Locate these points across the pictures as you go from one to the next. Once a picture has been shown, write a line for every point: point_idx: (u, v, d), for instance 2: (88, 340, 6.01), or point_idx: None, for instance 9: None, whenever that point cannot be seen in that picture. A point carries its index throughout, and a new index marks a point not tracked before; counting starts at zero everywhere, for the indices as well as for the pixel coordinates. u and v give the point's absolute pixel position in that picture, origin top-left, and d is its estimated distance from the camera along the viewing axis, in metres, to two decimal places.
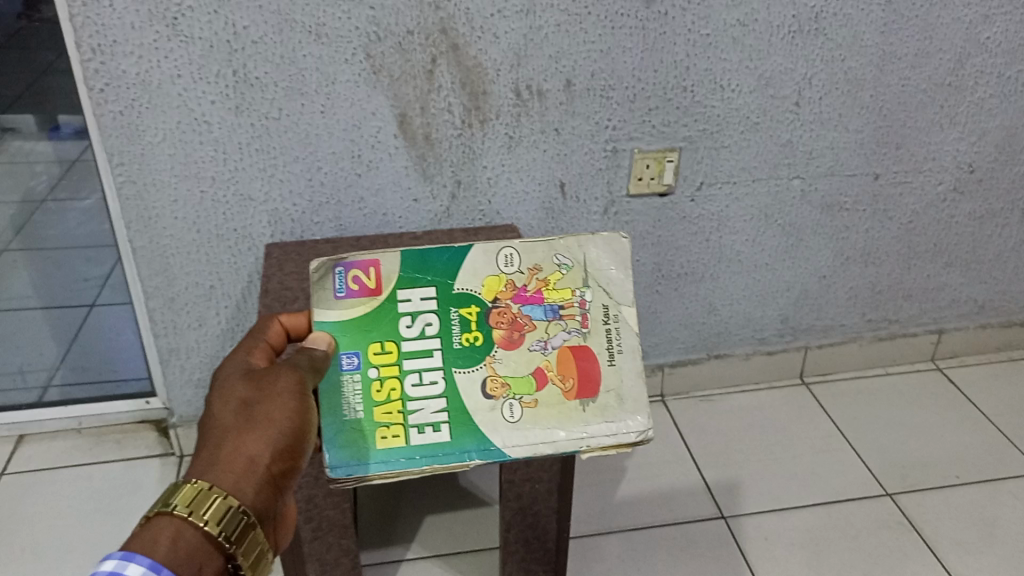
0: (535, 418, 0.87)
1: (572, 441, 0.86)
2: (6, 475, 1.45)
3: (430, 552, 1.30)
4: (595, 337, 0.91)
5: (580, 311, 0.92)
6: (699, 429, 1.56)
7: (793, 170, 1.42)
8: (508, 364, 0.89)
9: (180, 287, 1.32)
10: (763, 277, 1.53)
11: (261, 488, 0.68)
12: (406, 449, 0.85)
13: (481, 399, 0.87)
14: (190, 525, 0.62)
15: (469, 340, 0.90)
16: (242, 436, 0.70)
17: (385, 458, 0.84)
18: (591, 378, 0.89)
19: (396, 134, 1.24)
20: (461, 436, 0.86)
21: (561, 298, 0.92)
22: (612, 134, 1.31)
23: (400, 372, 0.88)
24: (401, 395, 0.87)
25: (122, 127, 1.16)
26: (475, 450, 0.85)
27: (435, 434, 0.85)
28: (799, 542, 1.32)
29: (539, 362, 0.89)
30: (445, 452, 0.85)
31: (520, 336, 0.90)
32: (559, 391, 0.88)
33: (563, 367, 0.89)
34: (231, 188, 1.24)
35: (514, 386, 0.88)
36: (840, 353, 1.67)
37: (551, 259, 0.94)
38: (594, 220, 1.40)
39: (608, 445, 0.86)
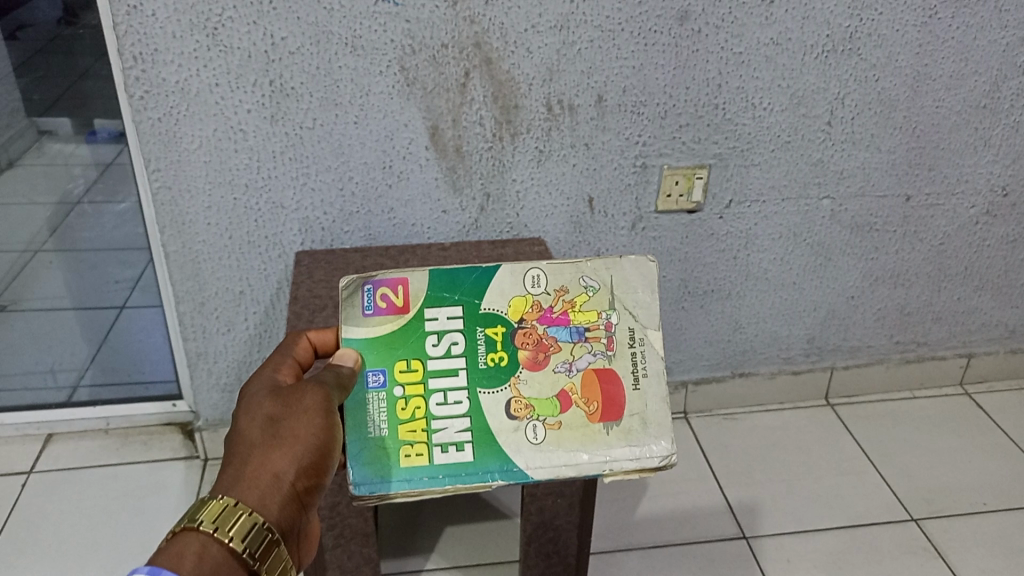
0: (559, 441, 0.87)
1: (594, 464, 0.87)
2: (35, 474, 1.47)
3: (450, 562, 1.31)
4: (621, 360, 0.91)
5: (606, 334, 0.92)
6: (722, 448, 1.55)
7: (823, 189, 1.41)
8: (533, 385, 0.90)
9: (211, 292, 1.34)
10: (790, 295, 1.53)
11: (286, 504, 0.69)
12: (429, 467, 0.86)
13: (505, 420, 0.88)
14: (216, 541, 0.63)
15: (494, 361, 0.90)
16: (268, 451, 0.71)
17: (409, 477, 0.85)
18: (615, 402, 0.89)
19: (427, 146, 1.25)
20: (483, 455, 0.86)
21: (587, 320, 0.92)
22: (641, 150, 1.32)
23: (425, 391, 0.89)
24: (426, 413, 0.88)
25: (160, 134, 1.18)
26: (498, 470, 0.86)
27: (458, 454, 0.86)
28: (822, 565, 1.31)
29: (563, 384, 0.89)
30: (467, 472, 0.85)
31: (545, 357, 0.90)
32: (583, 414, 0.88)
33: (588, 391, 0.89)
34: (264, 195, 1.26)
35: (538, 407, 0.88)
36: (867, 374, 1.66)
37: (578, 280, 0.93)
38: (621, 235, 1.40)
39: (630, 469, 0.87)
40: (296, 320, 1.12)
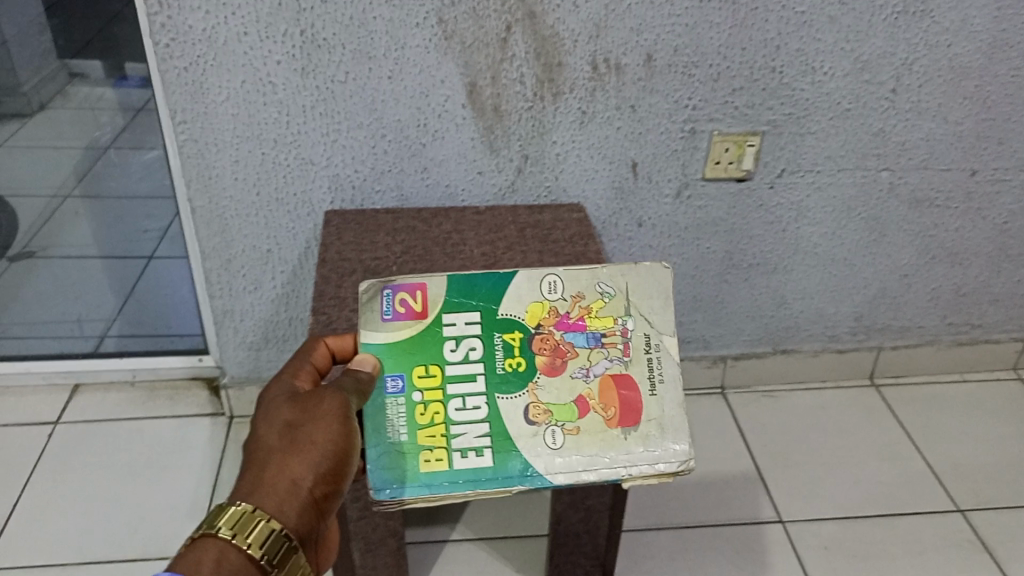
0: (577, 445, 0.83)
1: (613, 469, 0.82)
2: (61, 424, 1.46)
3: (476, 534, 1.28)
4: (637, 366, 0.87)
5: (623, 340, 0.88)
6: (760, 427, 1.49)
7: (883, 161, 1.33)
8: (551, 391, 0.85)
9: (238, 250, 1.30)
10: (839, 272, 1.45)
11: (305, 511, 0.65)
12: (448, 473, 0.81)
13: (523, 425, 0.83)
14: (234, 548, 0.61)
15: (512, 366, 0.86)
16: (286, 458, 0.67)
17: (429, 482, 0.81)
18: (633, 407, 0.85)
19: (463, 105, 1.19)
20: (504, 457, 0.82)
21: (604, 326, 0.88)
22: (691, 114, 1.24)
23: (444, 396, 0.84)
24: (445, 418, 0.84)
25: (186, 84, 1.13)
26: (519, 475, 0.81)
27: (478, 459, 0.82)
28: (860, 554, 1.26)
29: (581, 389, 0.85)
30: (488, 477, 0.81)
31: (563, 363, 0.86)
32: (601, 419, 0.84)
33: (606, 396, 0.85)
34: (293, 151, 1.21)
35: (556, 412, 0.84)
36: (916, 356, 1.58)
37: (595, 286, 0.90)
38: (665, 203, 1.33)
39: (649, 475, 0.83)
40: (324, 285, 1.08)
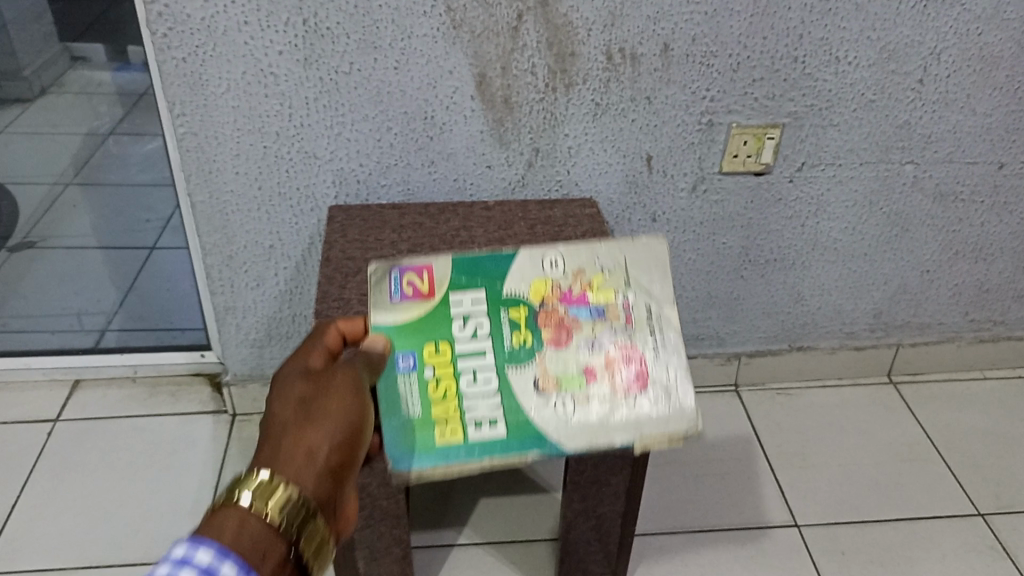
0: (587, 412, 0.81)
1: (625, 432, 0.80)
2: (60, 423, 1.42)
3: (483, 538, 1.25)
4: (641, 336, 0.84)
5: (623, 307, 0.85)
6: (775, 426, 1.46)
7: (907, 154, 1.28)
8: (557, 363, 0.83)
9: (239, 245, 1.26)
10: (859, 267, 1.41)
11: (321, 480, 0.62)
12: (464, 444, 0.79)
13: (532, 395, 0.81)
14: (254, 513, 0.57)
15: (520, 341, 0.83)
16: (301, 429, 0.64)
17: (445, 453, 0.78)
18: (639, 374, 0.82)
19: (472, 96, 1.15)
20: (522, 421, 0.80)
21: (606, 298, 0.85)
22: (708, 106, 1.19)
23: (455, 372, 0.82)
24: (458, 392, 0.81)
25: (185, 76, 1.09)
26: (534, 442, 0.79)
27: (492, 429, 0.80)
28: (879, 560, 1.23)
29: (586, 361, 0.83)
30: (504, 446, 0.79)
31: (567, 336, 0.84)
32: (610, 386, 0.82)
33: (612, 365, 0.83)
34: (295, 144, 1.17)
35: (564, 382, 0.82)
36: (936, 353, 1.54)
37: (594, 259, 0.86)
38: (680, 197, 1.28)
39: (665, 438, 0.81)
40: (328, 285, 1.04)
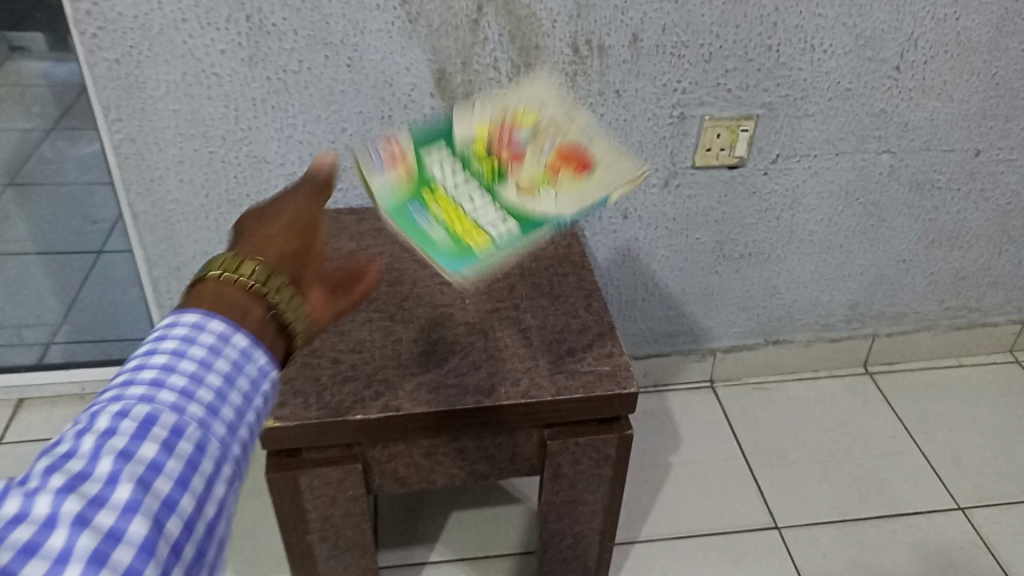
0: (576, 186, 0.95)
1: (601, 188, 0.98)
2: (2, 446, 1.34)
3: (456, 554, 1.20)
4: (578, 117, 1.05)
5: (547, 109, 1.05)
6: (753, 423, 1.42)
7: (883, 143, 1.24)
8: (530, 168, 0.99)
9: (187, 256, 1.18)
10: (834, 259, 1.37)
11: (285, 261, 0.61)
12: (502, 246, 0.92)
13: (525, 197, 0.96)
14: (227, 280, 0.56)
15: (488, 168, 0.99)
16: (256, 227, 0.64)
17: (497, 256, 0.91)
18: (583, 157, 1.02)
19: (432, 94, 1.08)
20: (526, 215, 0.94)
21: (534, 114, 1.04)
22: (680, 98, 1.14)
23: (459, 203, 0.96)
24: (469, 210, 0.95)
25: (119, 78, 1.00)
26: (550, 224, 0.94)
27: (513, 226, 0.93)
28: (861, 560, 1.20)
29: (545, 165, 1.00)
30: (533, 227, 0.93)
31: (518, 150, 1.01)
32: (573, 170, 0.99)
33: (564, 154, 1.01)
34: (243, 148, 1.09)
35: (543, 176, 0.98)
36: (911, 342, 1.52)
37: (516, 92, 1.07)
38: (651, 193, 1.23)
39: (610, 169, 1.02)
40: None
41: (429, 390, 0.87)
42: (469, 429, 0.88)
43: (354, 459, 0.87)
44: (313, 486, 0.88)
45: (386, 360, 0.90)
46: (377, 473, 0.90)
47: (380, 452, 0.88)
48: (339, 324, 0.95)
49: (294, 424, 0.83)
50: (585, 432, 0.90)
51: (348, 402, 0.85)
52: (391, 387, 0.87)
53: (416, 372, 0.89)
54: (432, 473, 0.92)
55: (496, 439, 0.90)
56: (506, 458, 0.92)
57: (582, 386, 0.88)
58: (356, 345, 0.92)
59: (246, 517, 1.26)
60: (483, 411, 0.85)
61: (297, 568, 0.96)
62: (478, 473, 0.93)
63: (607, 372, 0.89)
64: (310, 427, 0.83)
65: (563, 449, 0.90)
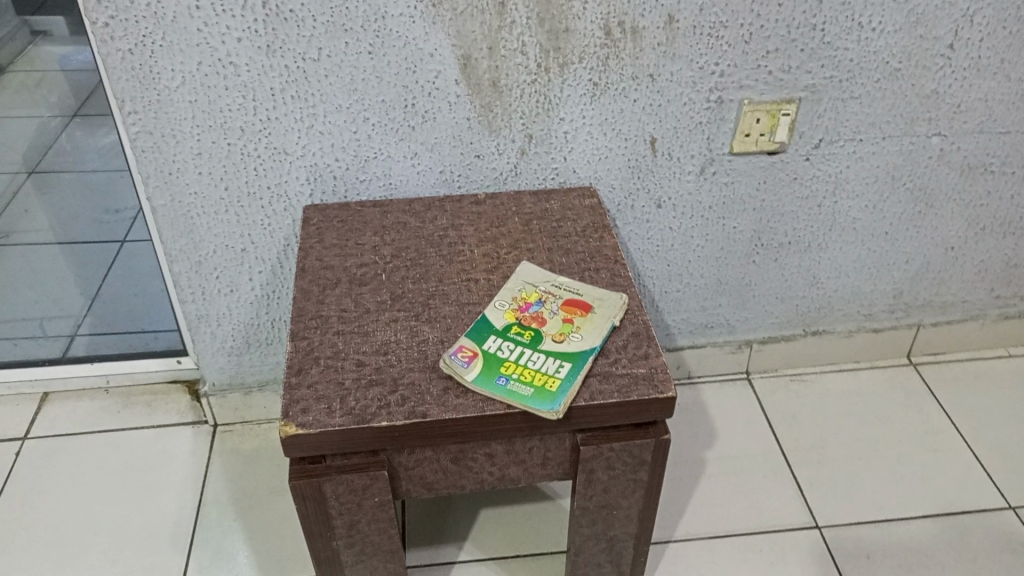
0: (596, 335, 0.88)
1: (607, 322, 0.90)
2: (29, 441, 1.33)
3: (485, 554, 1.17)
4: (567, 291, 0.94)
5: (543, 286, 0.95)
6: (791, 417, 1.38)
7: (933, 126, 1.17)
8: (551, 327, 0.89)
9: (208, 251, 1.15)
10: (878, 247, 1.31)
11: None
12: (564, 376, 0.83)
13: (562, 343, 0.87)
14: None
15: (518, 331, 0.89)
16: None
17: (566, 389, 0.82)
18: (576, 302, 0.93)
19: (457, 80, 1.03)
20: (571, 352, 0.86)
21: (536, 297, 0.93)
22: (718, 81, 1.08)
23: (511, 355, 0.85)
24: (519, 358, 0.85)
25: (133, 69, 0.97)
26: (592, 349, 0.86)
27: (563, 356, 0.85)
28: (907, 563, 1.16)
29: (558, 317, 0.90)
30: (584, 364, 0.85)
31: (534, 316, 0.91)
32: (583, 313, 0.91)
33: (566, 307, 0.92)
34: (262, 140, 1.05)
35: (563, 329, 0.89)
36: (958, 331, 1.46)
37: (516, 284, 0.96)
38: (687, 180, 1.18)
39: (618, 313, 0.91)
40: (304, 301, 0.94)
41: (457, 394, 0.83)
42: (498, 435, 0.83)
43: (380, 466, 0.83)
44: (337, 494, 0.84)
45: (412, 364, 0.86)
46: (404, 479, 0.87)
47: (406, 458, 0.85)
48: (363, 325, 0.91)
49: (317, 431, 0.79)
50: (620, 438, 0.86)
51: (373, 407, 0.81)
52: (417, 391, 0.83)
53: (442, 377, 0.85)
54: (460, 478, 0.88)
55: (527, 444, 0.86)
56: (537, 463, 0.88)
57: (617, 389, 0.83)
58: (381, 347, 0.88)
59: (272, 514, 1.23)
60: (513, 418, 0.81)
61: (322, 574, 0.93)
62: (507, 478, 0.89)
63: (643, 375, 0.85)
64: (334, 434, 0.80)
65: (597, 454, 0.86)
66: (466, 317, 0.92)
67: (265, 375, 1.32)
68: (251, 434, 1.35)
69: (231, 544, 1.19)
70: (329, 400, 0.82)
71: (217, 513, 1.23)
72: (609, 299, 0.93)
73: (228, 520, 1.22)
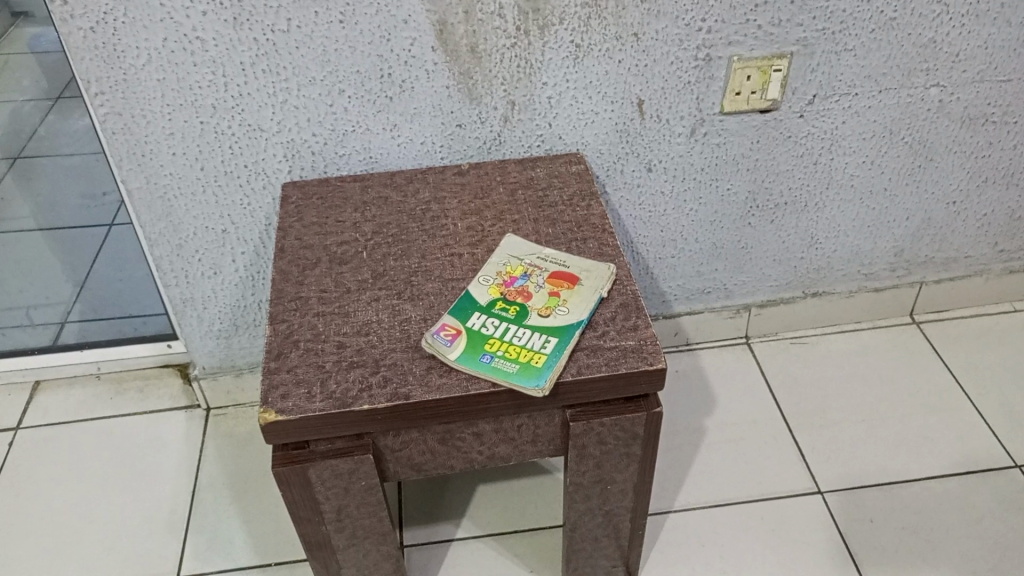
0: (583, 308, 0.85)
1: (595, 293, 0.87)
2: (22, 430, 1.32)
3: (482, 529, 1.16)
4: (554, 263, 0.91)
5: (529, 259, 0.92)
6: (791, 380, 1.35)
7: (932, 76, 1.13)
8: (538, 302, 0.86)
9: (188, 233, 1.13)
10: (877, 204, 1.28)
11: None
12: (550, 353, 0.80)
13: (548, 319, 0.84)
14: None
15: (503, 308, 0.86)
16: None
17: (552, 366, 0.79)
18: (564, 275, 0.90)
19: (434, 47, 1.00)
20: (557, 328, 0.83)
21: (522, 271, 0.90)
22: (705, 38, 1.04)
23: (496, 333, 0.83)
24: (504, 336, 0.82)
25: (97, 48, 0.94)
26: (578, 324, 0.83)
27: (549, 333, 0.83)
28: (910, 526, 1.14)
29: (545, 291, 0.87)
30: (570, 339, 0.82)
31: (520, 291, 0.88)
32: (570, 286, 0.88)
33: (552, 280, 0.89)
34: (236, 117, 1.02)
35: (550, 304, 0.86)
36: (961, 288, 1.43)
37: (503, 258, 0.92)
38: (677, 143, 1.14)
39: (605, 285, 0.88)
40: (283, 283, 0.91)
41: (440, 373, 0.80)
42: (484, 414, 0.81)
43: (365, 449, 0.81)
44: (322, 479, 0.82)
45: (394, 343, 0.84)
46: (390, 461, 0.85)
47: (392, 440, 0.83)
48: (343, 305, 0.88)
49: (298, 417, 0.77)
50: (610, 412, 0.84)
51: (354, 390, 0.79)
52: (400, 371, 0.81)
53: (425, 356, 0.82)
54: (449, 458, 0.86)
55: (515, 422, 0.84)
56: (527, 440, 0.86)
57: (605, 363, 0.81)
58: (362, 328, 0.86)
59: (267, 497, 1.22)
60: (498, 395, 0.79)
61: (315, 559, 0.92)
62: (498, 456, 0.87)
63: (632, 348, 0.82)
64: (316, 419, 0.78)
65: (588, 429, 0.84)
66: (450, 293, 0.89)
67: (255, 356, 1.30)
68: (244, 417, 1.34)
69: (227, 529, 1.18)
70: (309, 384, 0.80)
71: (213, 498, 1.22)
72: (596, 270, 0.90)
73: (223, 504, 1.21)
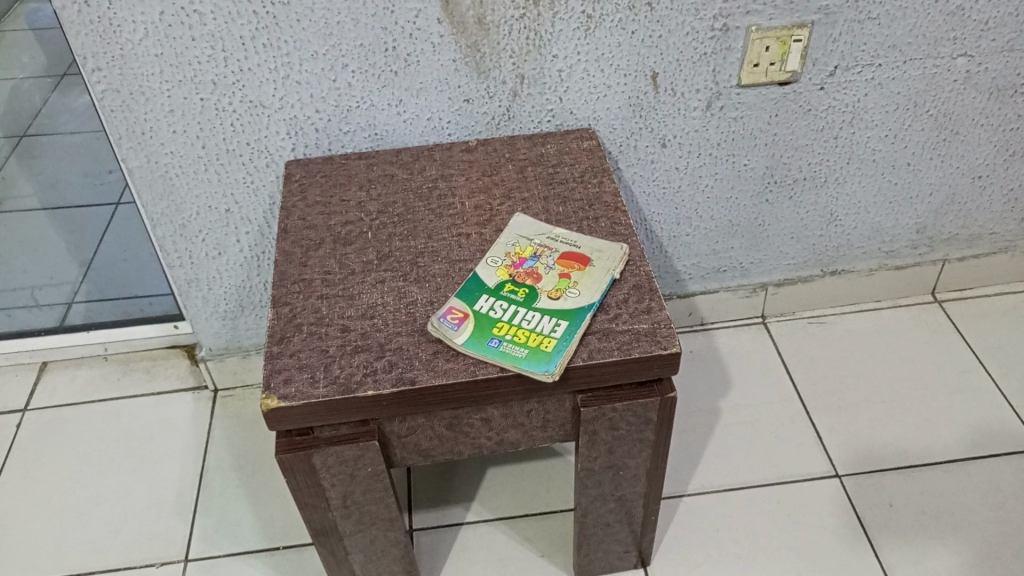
0: (594, 291, 0.82)
1: (606, 276, 0.84)
2: (30, 411, 1.31)
3: (493, 513, 1.14)
4: (563, 245, 0.88)
5: (538, 241, 0.89)
6: (809, 361, 1.32)
7: (959, 46, 1.08)
8: (548, 285, 0.83)
9: (191, 213, 1.10)
10: (900, 179, 1.23)
11: None
12: (560, 338, 0.77)
13: (558, 303, 0.81)
14: None
15: (510, 291, 0.83)
16: None
17: (562, 351, 0.76)
18: (575, 257, 0.86)
19: (440, 19, 0.96)
20: (567, 312, 0.80)
21: (531, 253, 0.87)
22: (723, 7, 1.00)
23: (503, 317, 0.80)
24: (512, 321, 0.80)
25: (92, 22, 0.91)
26: (588, 308, 0.80)
27: (558, 318, 0.80)
28: (930, 510, 1.11)
29: (555, 274, 0.84)
30: (580, 324, 0.79)
31: (529, 273, 0.85)
32: (580, 269, 0.85)
33: (562, 262, 0.86)
34: (237, 93, 0.99)
35: (560, 287, 0.83)
36: (985, 265, 1.39)
37: (512, 240, 0.89)
38: (692, 117, 1.10)
39: (617, 266, 0.85)
40: (286, 264, 0.89)
41: (447, 358, 0.78)
42: (493, 400, 0.78)
43: (371, 435, 0.79)
44: (327, 466, 0.80)
45: (400, 327, 0.81)
46: (397, 447, 0.83)
47: (398, 426, 0.80)
48: (347, 287, 0.86)
49: (301, 404, 0.75)
50: (623, 396, 0.81)
51: (358, 375, 0.77)
52: (406, 356, 0.78)
53: (432, 340, 0.80)
54: (457, 444, 0.84)
55: (525, 407, 0.81)
56: (537, 426, 0.84)
57: (617, 347, 0.78)
58: (367, 311, 0.83)
59: (275, 479, 1.21)
60: (507, 381, 0.76)
61: (322, 545, 0.90)
62: (507, 442, 0.85)
63: (645, 331, 0.79)
64: (319, 405, 0.75)
65: (599, 415, 0.81)
66: (457, 275, 0.87)
67: (261, 338, 1.28)
68: (252, 398, 1.32)
69: (235, 511, 1.17)
70: (312, 369, 0.78)
71: (220, 480, 1.21)
72: (608, 250, 0.87)
73: (231, 487, 1.20)
